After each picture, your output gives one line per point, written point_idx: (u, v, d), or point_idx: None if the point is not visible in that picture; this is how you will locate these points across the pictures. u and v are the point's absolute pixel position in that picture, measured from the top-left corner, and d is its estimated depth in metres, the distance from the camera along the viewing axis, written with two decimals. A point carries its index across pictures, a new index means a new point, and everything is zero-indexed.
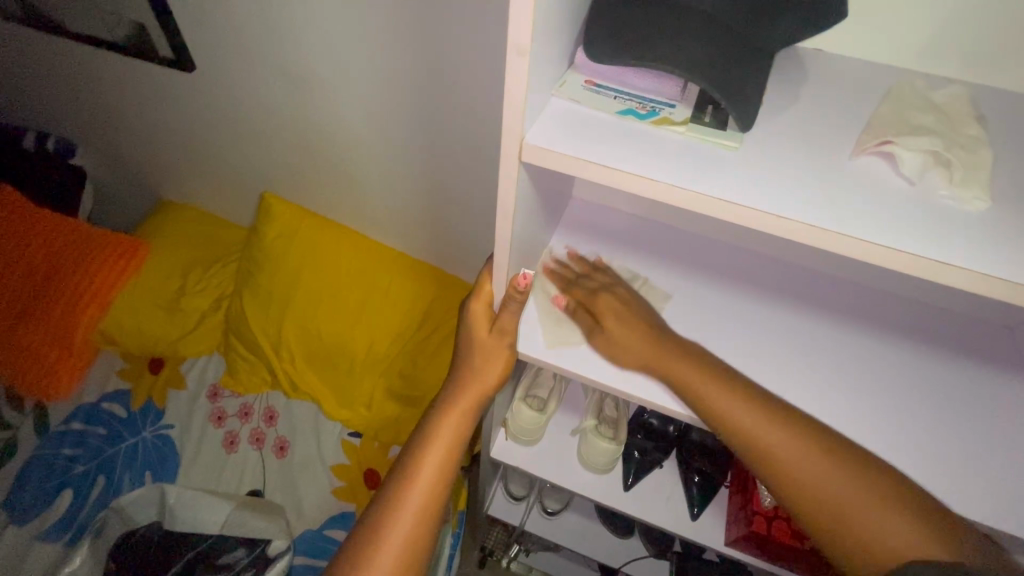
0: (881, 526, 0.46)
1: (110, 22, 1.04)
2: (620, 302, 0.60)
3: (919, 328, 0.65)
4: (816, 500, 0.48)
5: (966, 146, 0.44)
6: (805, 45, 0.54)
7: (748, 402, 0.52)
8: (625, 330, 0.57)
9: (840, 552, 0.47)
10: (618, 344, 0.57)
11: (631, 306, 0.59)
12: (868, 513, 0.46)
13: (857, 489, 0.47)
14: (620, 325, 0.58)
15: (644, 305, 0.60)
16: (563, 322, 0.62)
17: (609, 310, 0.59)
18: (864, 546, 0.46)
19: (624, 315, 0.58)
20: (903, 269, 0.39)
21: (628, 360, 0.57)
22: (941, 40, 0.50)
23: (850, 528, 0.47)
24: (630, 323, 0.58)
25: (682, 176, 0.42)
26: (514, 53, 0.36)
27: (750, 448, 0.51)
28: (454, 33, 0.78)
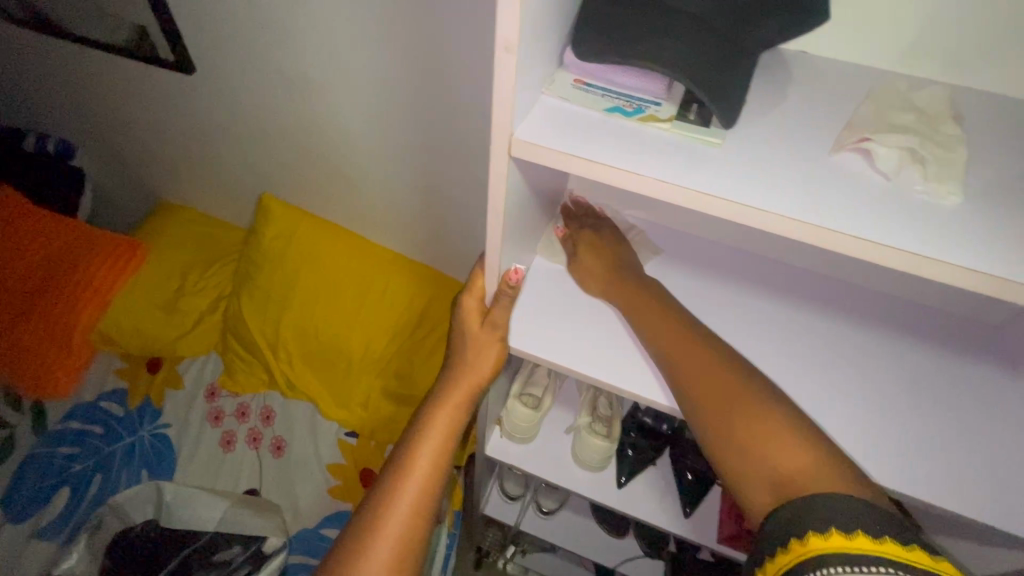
0: (780, 458, 0.44)
1: (111, 26, 1.06)
2: (604, 245, 0.66)
3: (905, 325, 0.66)
4: (724, 428, 0.47)
5: (943, 144, 0.45)
6: (789, 47, 0.55)
7: (682, 337, 0.54)
8: (598, 263, 0.65)
9: (739, 482, 0.46)
10: (587, 272, 0.65)
11: (612, 253, 0.66)
12: (771, 446, 0.45)
13: (768, 423, 0.46)
14: (594, 262, 0.65)
15: (625, 258, 0.66)
16: (556, 246, 0.69)
17: (589, 248, 0.66)
18: (763, 478, 0.44)
19: (602, 254, 0.65)
20: (880, 260, 0.40)
21: (593, 287, 0.65)
22: (921, 42, 0.51)
23: (749, 459, 0.45)
24: (602, 262, 0.65)
25: (667, 171, 0.43)
26: (503, 51, 0.38)
27: (677, 381, 0.51)
28: (449, 35, 0.80)
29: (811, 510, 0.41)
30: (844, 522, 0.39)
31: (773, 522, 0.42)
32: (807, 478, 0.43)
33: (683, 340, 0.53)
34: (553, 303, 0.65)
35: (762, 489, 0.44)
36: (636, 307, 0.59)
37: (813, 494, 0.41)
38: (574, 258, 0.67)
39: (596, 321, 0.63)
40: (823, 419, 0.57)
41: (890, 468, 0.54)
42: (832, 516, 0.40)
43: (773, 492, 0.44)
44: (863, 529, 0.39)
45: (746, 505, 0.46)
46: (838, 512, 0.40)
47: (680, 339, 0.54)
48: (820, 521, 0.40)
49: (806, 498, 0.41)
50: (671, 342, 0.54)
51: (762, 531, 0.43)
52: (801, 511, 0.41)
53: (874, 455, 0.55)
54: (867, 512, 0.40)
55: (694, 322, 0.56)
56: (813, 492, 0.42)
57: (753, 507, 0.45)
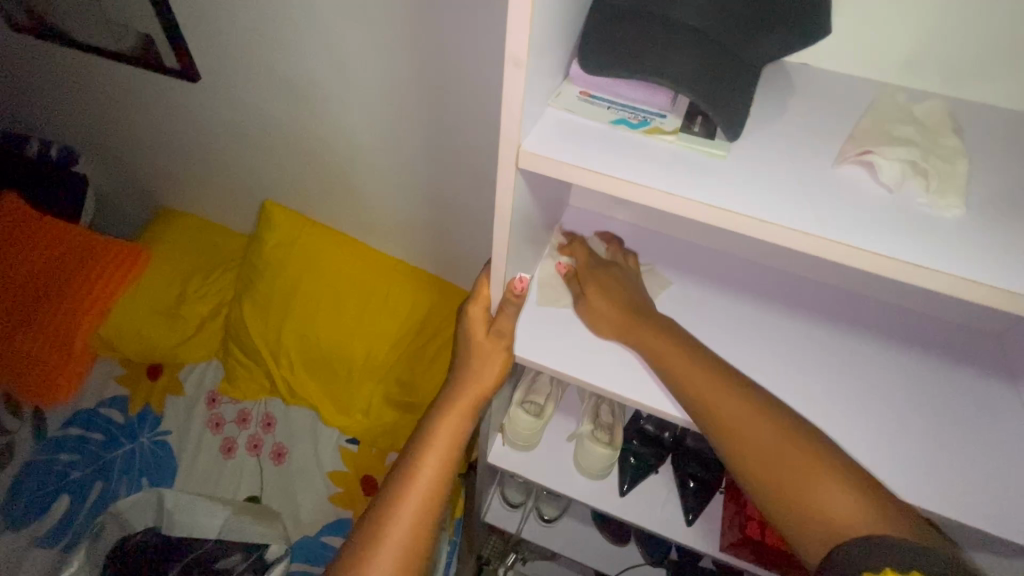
0: (830, 503, 0.46)
1: (117, 33, 1.07)
2: (611, 284, 0.64)
3: (906, 334, 0.66)
4: (769, 474, 0.49)
5: (945, 156, 0.46)
6: (791, 60, 0.56)
7: (708, 373, 0.54)
8: (604, 301, 0.62)
9: (791, 528, 0.48)
10: (598, 313, 0.62)
11: (620, 291, 0.63)
12: (819, 491, 0.47)
13: (813, 469, 0.48)
14: (602, 302, 0.62)
15: (635, 291, 0.63)
16: (559, 285, 0.67)
17: (597, 286, 0.63)
18: (813, 523, 0.46)
19: (610, 294, 0.62)
20: (882, 271, 0.40)
21: (606, 329, 0.61)
22: (920, 56, 0.52)
23: (800, 506, 0.47)
24: (609, 304, 0.62)
25: (672, 182, 0.43)
26: (512, 65, 0.38)
27: (711, 422, 0.52)
28: (454, 45, 0.81)
29: (864, 551, 0.42)
30: (897, 561, 0.41)
31: (830, 566, 0.44)
32: (858, 522, 0.45)
33: (709, 382, 0.53)
34: (556, 309, 0.65)
35: (815, 534, 0.46)
36: (651, 340, 0.58)
37: (866, 539, 0.43)
38: (580, 296, 0.64)
39: (605, 344, 0.62)
40: (825, 427, 0.57)
41: (893, 477, 0.54)
42: (884, 556, 0.42)
43: (826, 537, 0.46)
44: (916, 567, 0.40)
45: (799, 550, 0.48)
46: (891, 552, 0.42)
47: (703, 374, 0.54)
48: (875, 562, 0.42)
49: (858, 542, 0.43)
50: (695, 379, 0.54)
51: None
52: (857, 555, 0.43)
53: (877, 463, 0.55)
54: (918, 551, 0.41)
55: (714, 356, 0.57)
56: (866, 536, 0.44)
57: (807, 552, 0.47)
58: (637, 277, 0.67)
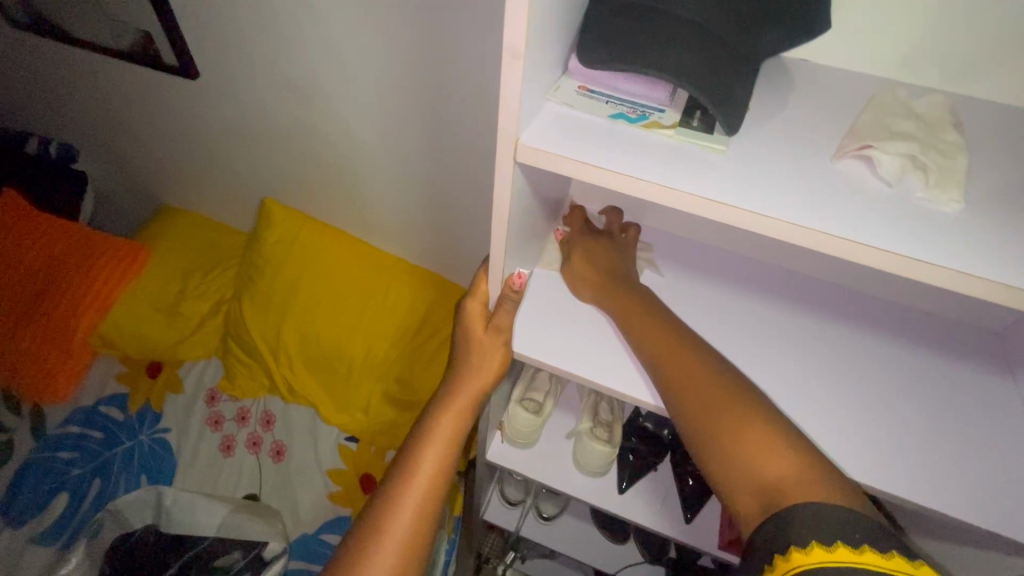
0: (767, 466, 0.44)
1: (117, 31, 1.07)
2: (597, 249, 0.66)
3: (906, 332, 0.66)
4: (711, 434, 0.47)
5: (944, 151, 0.46)
6: (791, 55, 0.56)
7: (670, 341, 0.53)
8: (587, 269, 0.64)
9: (731, 494, 0.45)
10: (580, 278, 0.65)
11: (604, 256, 0.65)
12: (758, 453, 0.45)
13: (755, 430, 0.46)
14: (584, 267, 0.64)
15: (621, 265, 0.65)
16: (555, 252, 0.70)
17: (584, 253, 0.66)
18: (750, 487, 0.44)
19: (594, 259, 0.65)
20: (881, 266, 0.40)
21: (586, 293, 0.64)
22: (920, 51, 0.52)
23: (737, 468, 0.45)
24: (591, 270, 0.64)
25: (671, 177, 0.43)
26: (510, 58, 0.38)
27: (665, 384, 0.51)
28: (454, 42, 0.81)
29: (792, 523, 0.40)
30: (824, 534, 0.39)
31: (762, 535, 0.42)
32: (793, 485, 0.42)
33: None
34: (555, 305, 0.65)
35: (751, 499, 0.44)
36: (627, 314, 0.58)
37: (797, 503, 0.41)
38: (567, 262, 0.67)
39: (598, 335, 0.63)
40: (825, 424, 0.57)
41: (894, 474, 0.54)
42: (810, 529, 0.40)
43: (761, 501, 0.43)
44: (842, 540, 0.39)
45: (737, 517, 0.45)
46: (817, 523, 0.40)
47: (665, 342, 0.53)
48: (801, 534, 0.40)
49: (787, 509, 0.41)
50: (658, 347, 0.53)
51: (751, 546, 0.43)
52: (784, 525, 0.41)
53: (877, 460, 0.55)
54: (847, 521, 0.39)
55: (683, 326, 0.56)
56: (798, 501, 0.41)
57: (743, 519, 0.44)
58: (632, 252, 0.69)
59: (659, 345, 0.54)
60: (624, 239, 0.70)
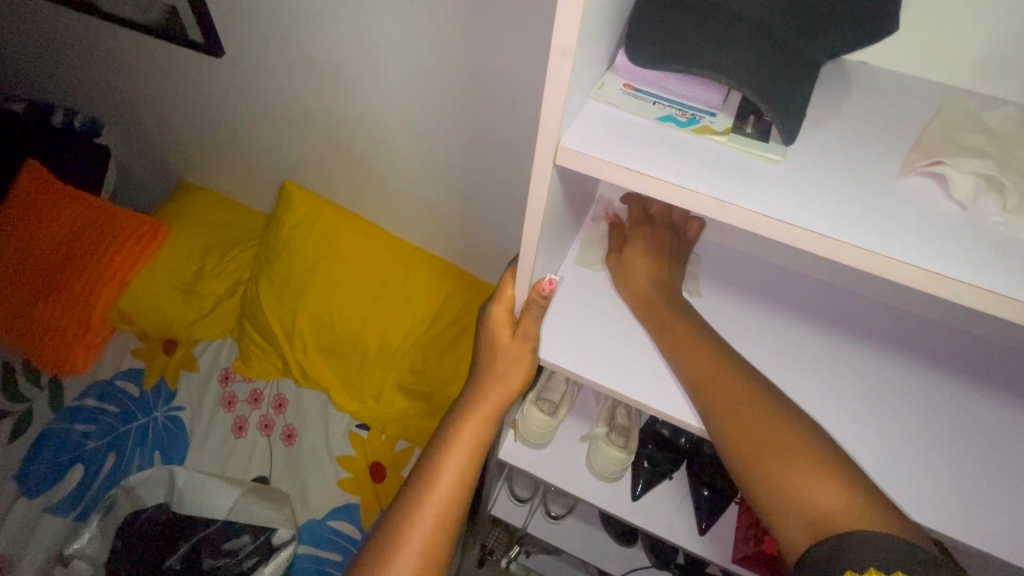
0: (820, 496, 0.42)
1: (143, 5, 1.05)
2: (650, 247, 0.63)
3: (954, 355, 0.62)
4: (756, 462, 0.45)
5: (1021, 170, 0.42)
6: (852, 57, 0.52)
7: (718, 368, 0.51)
8: (639, 260, 0.62)
9: (774, 520, 0.43)
10: (623, 270, 0.62)
11: (656, 252, 0.63)
12: (805, 483, 0.42)
13: (802, 460, 0.43)
14: (639, 267, 0.62)
15: (671, 261, 0.63)
16: (594, 251, 0.67)
17: (636, 241, 0.64)
18: (798, 516, 0.42)
19: (649, 254, 0.62)
20: (949, 296, 0.37)
21: (624, 289, 0.62)
22: (1000, 56, 0.47)
23: (779, 494, 0.43)
24: (644, 279, 0.61)
25: (722, 187, 0.40)
26: (558, 53, 0.35)
27: (708, 410, 0.49)
28: (487, 30, 0.78)
29: (839, 549, 0.38)
30: (882, 560, 0.37)
31: (810, 563, 0.40)
32: (845, 518, 0.40)
33: (705, 364, 0.51)
34: (581, 311, 0.62)
35: (800, 528, 0.42)
36: (669, 326, 0.56)
37: (847, 533, 0.39)
38: (617, 253, 0.64)
39: (627, 341, 0.60)
40: (864, 454, 0.53)
41: (938, 509, 0.50)
42: (867, 554, 0.38)
43: (808, 530, 0.41)
44: (899, 567, 0.37)
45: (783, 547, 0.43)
46: (877, 550, 0.38)
47: (708, 364, 0.51)
48: (858, 559, 0.38)
49: (840, 537, 0.39)
50: (702, 369, 0.51)
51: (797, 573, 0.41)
52: (839, 550, 0.39)
53: (920, 495, 0.51)
54: (905, 549, 0.37)
55: (724, 345, 0.54)
56: (854, 532, 0.39)
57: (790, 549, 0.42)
58: (690, 246, 0.67)
59: (704, 357, 0.52)
60: (686, 236, 0.68)
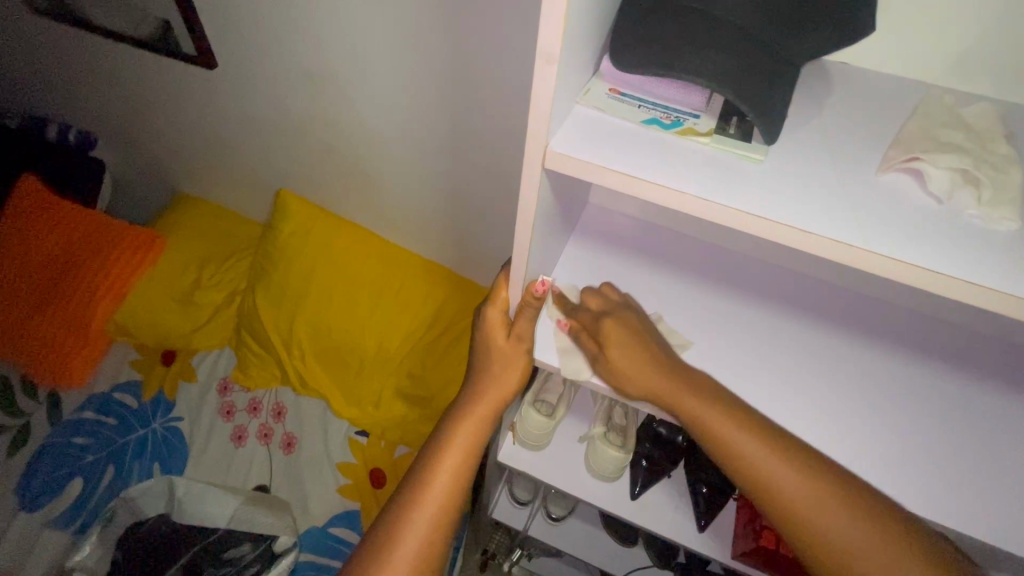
0: (885, 574, 0.45)
1: (136, 19, 1.06)
2: (630, 331, 0.54)
3: (943, 345, 0.63)
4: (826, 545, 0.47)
5: (996, 164, 0.43)
6: (831, 57, 0.54)
7: (752, 437, 0.49)
8: (635, 361, 0.52)
9: None
10: (624, 374, 0.52)
11: (638, 337, 0.54)
12: (873, 560, 0.46)
13: (821, 509, 0.47)
14: (619, 331, 0.54)
15: (652, 334, 0.55)
16: (568, 341, 0.58)
17: (614, 338, 0.53)
18: None
19: (634, 348, 0.53)
20: (932, 288, 0.38)
21: (632, 389, 0.52)
22: (975, 53, 0.49)
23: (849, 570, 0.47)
24: (630, 317, 0.56)
25: (708, 187, 0.41)
26: (543, 61, 0.37)
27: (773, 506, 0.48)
28: (476, 39, 0.79)
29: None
30: None
31: None
32: None
33: (757, 455, 0.48)
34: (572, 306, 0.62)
35: None
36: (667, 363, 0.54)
37: None
38: (603, 358, 0.54)
39: None
40: (856, 446, 0.54)
41: (929, 498, 0.51)
42: None
43: None
44: None
45: None
46: None
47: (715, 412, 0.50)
48: None
49: None
50: (749, 457, 0.48)
51: None
52: None
53: (913, 484, 0.52)
54: None
55: (753, 411, 0.51)
56: None
57: None
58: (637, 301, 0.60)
59: (753, 445, 0.49)
60: (619, 296, 0.59)
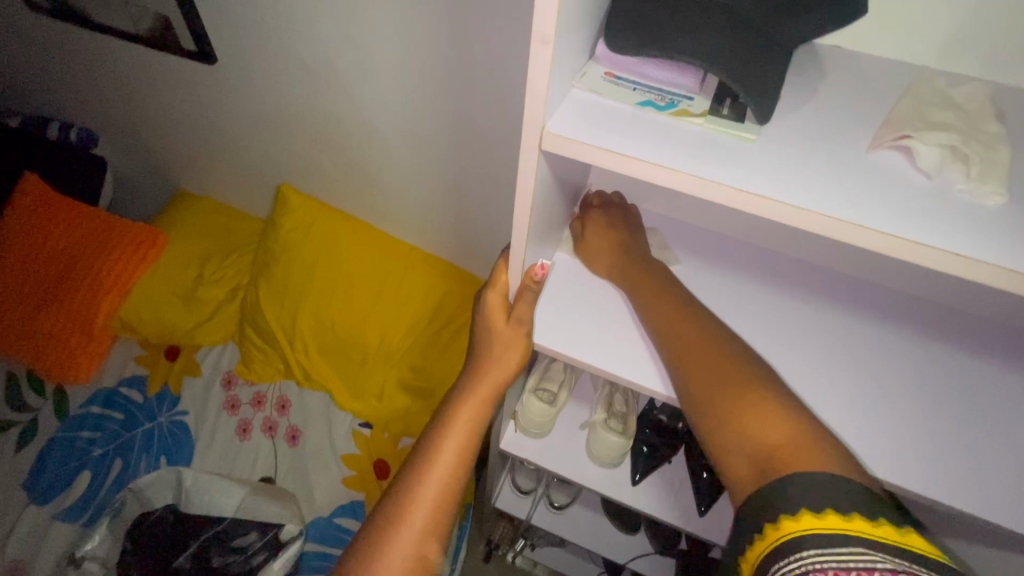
0: (767, 432, 0.43)
1: (136, 15, 1.07)
2: (611, 223, 0.65)
3: (936, 328, 0.64)
4: (710, 398, 0.47)
5: (985, 142, 0.44)
6: (823, 42, 0.54)
7: (681, 315, 0.54)
8: (604, 242, 0.64)
9: (724, 460, 0.45)
10: (593, 251, 0.64)
11: (616, 229, 0.65)
12: (753, 417, 0.44)
13: (755, 396, 0.45)
14: (601, 220, 0.66)
15: (634, 235, 0.65)
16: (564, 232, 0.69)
17: (596, 226, 0.65)
18: (746, 451, 0.43)
19: (608, 232, 0.64)
20: (922, 261, 0.39)
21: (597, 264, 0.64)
22: (964, 36, 0.49)
23: (732, 430, 0.45)
24: (616, 216, 0.66)
25: (703, 167, 0.42)
26: (538, 44, 0.37)
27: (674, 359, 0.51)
28: (473, 29, 0.80)
29: (793, 487, 0.39)
30: (837, 503, 0.37)
31: (752, 499, 0.41)
32: (793, 451, 0.41)
33: (670, 317, 0.54)
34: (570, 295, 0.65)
35: (747, 466, 0.43)
36: (652, 300, 0.57)
37: (799, 470, 0.40)
38: (581, 239, 0.66)
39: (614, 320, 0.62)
40: (851, 424, 0.55)
41: (923, 474, 0.52)
42: (813, 494, 0.38)
43: (755, 468, 0.42)
44: (855, 510, 0.37)
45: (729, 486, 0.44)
46: (815, 488, 0.38)
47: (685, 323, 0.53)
48: (805, 500, 0.38)
49: (785, 475, 0.40)
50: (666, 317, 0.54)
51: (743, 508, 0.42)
52: (779, 485, 0.40)
53: (907, 462, 0.53)
54: (842, 486, 0.38)
55: (689, 295, 0.57)
56: (795, 465, 0.40)
57: (738, 489, 0.43)
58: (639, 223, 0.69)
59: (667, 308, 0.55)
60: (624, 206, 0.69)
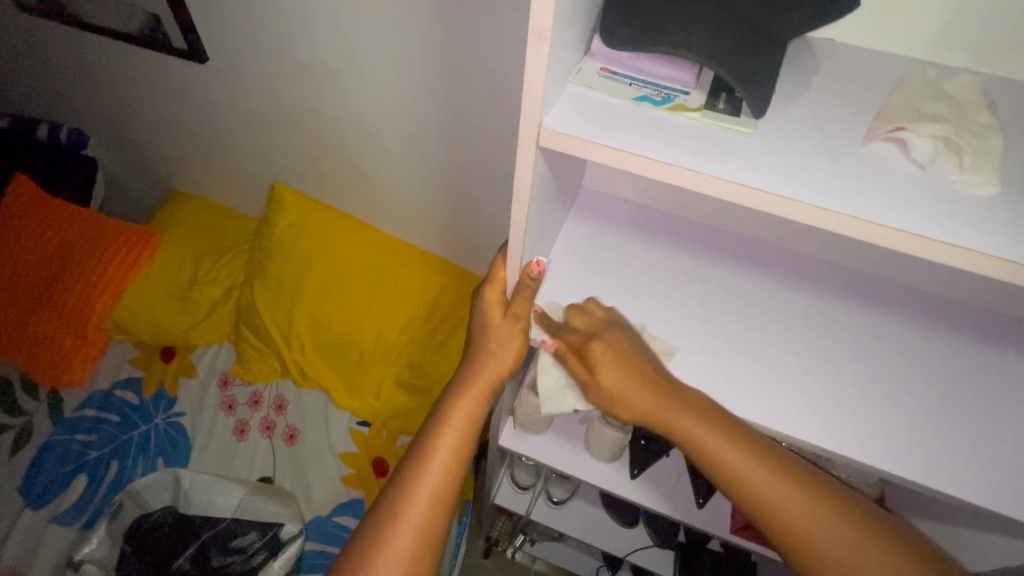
0: (828, 534, 0.50)
1: (125, 14, 1.06)
2: (621, 350, 0.55)
3: (929, 318, 0.64)
4: (772, 510, 0.50)
5: (977, 133, 0.45)
6: (817, 35, 0.55)
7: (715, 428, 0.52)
8: (624, 379, 0.54)
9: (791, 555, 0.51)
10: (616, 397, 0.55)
11: (627, 352, 0.55)
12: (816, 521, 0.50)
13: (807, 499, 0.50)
14: (609, 354, 0.55)
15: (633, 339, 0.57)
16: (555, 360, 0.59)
17: (604, 364, 0.55)
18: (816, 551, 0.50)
19: (619, 361, 0.55)
20: (916, 251, 0.39)
21: (621, 409, 0.55)
22: (955, 28, 0.50)
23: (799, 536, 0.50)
24: (617, 333, 0.56)
25: (699, 161, 0.42)
26: (535, 40, 0.37)
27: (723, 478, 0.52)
28: (467, 26, 0.80)
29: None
30: None
31: None
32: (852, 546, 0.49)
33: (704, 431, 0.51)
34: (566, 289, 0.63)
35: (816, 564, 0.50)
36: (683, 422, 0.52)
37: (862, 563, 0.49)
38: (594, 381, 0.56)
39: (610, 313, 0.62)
40: (847, 414, 0.56)
41: (917, 463, 0.53)
42: None
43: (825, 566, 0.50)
44: None
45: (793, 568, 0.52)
46: None
47: (703, 426, 0.51)
48: None
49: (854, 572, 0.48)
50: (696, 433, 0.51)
51: None
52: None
53: (901, 451, 0.54)
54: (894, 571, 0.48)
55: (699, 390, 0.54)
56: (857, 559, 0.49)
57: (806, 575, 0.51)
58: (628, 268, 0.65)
59: (702, 427, 0.51)
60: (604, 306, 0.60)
